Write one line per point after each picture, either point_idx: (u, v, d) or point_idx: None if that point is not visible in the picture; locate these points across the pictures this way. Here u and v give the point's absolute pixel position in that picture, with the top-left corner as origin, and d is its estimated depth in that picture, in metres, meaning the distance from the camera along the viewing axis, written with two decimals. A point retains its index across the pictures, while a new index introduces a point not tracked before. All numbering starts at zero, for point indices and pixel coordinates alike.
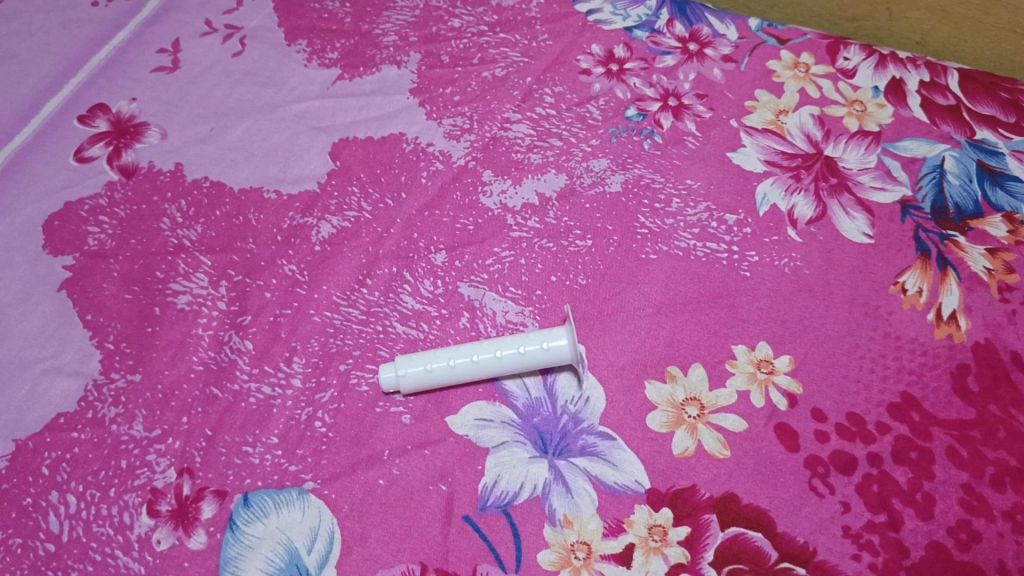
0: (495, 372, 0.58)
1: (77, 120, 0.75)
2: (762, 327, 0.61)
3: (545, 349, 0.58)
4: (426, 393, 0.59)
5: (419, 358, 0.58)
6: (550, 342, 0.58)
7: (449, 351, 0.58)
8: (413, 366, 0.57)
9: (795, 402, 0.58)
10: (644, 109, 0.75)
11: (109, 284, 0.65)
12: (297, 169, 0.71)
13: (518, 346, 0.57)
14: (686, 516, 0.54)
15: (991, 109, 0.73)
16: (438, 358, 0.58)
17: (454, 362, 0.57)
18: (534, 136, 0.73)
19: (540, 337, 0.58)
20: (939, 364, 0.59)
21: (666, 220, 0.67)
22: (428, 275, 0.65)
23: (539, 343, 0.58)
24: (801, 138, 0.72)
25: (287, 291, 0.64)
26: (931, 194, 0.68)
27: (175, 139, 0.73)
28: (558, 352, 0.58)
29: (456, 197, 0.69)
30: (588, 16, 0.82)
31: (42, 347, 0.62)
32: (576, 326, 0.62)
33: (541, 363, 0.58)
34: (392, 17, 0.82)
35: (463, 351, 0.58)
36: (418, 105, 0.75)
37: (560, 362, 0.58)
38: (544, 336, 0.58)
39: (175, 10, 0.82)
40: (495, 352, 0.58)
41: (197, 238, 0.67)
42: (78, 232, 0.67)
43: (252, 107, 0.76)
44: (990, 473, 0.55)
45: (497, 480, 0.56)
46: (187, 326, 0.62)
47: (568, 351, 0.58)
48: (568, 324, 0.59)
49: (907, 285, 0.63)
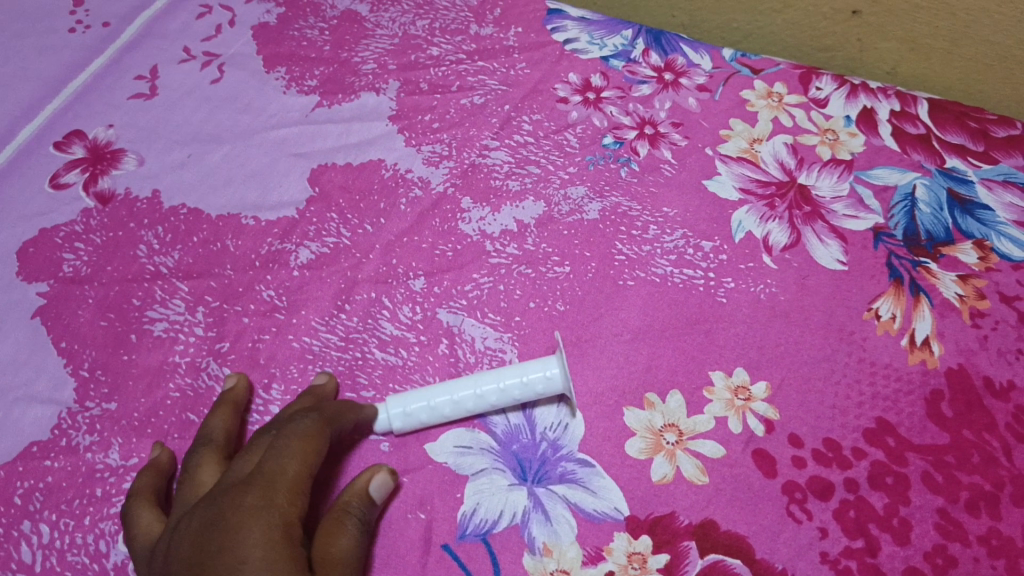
0: (477, 410, 0.58)
1: (53, 146, 0.74)
2: (740, 353, 0.62)
3: (524, 383, 0.57)
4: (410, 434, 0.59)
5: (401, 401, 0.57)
6: (529, 373, 0.57)
7: (428, 391, 0.58)
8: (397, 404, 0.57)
9: (771, 428, 0.58)
10: (621, 137, 0.76)
11: (84, 311, 0.64)
12: (275, 195, 0.71)
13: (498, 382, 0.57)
14: (666, 543, 0.54)
15: (961, 138, 0.75)
16: (420, 395, 0.58)
17: (434, 402, 0.57)
18: (512, 163, 0.73)
19: (518, 371, 0.57)
20: (913, 390, 0.60)
21: (643, 247, 0.68)
22: (407, 301, 0.65)
23: (520, 377, 0.57)
24: (775, 165, 0.73)
25: (265, 316, 0.64)
26: (903, 221, 0.69)
27: (152, 165, 0.73)
28: (539, 384, 0.57)
29: (435, 223, 0.69)
30: (566, 45, 0.83)
31: (14, 375, 0.61)
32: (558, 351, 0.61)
33: (523, 397, 0.57)
34: (371, 45, 0.82)
35: (442, 389, 0.58)
36: (396, 131, 0.76)
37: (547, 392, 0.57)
38: (525, 369, 0.58)
39: (152, 37, 0.82)
40: (475, 389, 0.57)
41: (174, 265, 0.66)
42: (53, 258, 0.67)
43: (230, 133, 0.76)
44: (965, 498, 0.55)
45: (476, 508, 0.55)
46: (163, 354, 0.62)
47: (550, 381, 0.57)
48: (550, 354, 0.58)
49: (880, 311, 0.64)
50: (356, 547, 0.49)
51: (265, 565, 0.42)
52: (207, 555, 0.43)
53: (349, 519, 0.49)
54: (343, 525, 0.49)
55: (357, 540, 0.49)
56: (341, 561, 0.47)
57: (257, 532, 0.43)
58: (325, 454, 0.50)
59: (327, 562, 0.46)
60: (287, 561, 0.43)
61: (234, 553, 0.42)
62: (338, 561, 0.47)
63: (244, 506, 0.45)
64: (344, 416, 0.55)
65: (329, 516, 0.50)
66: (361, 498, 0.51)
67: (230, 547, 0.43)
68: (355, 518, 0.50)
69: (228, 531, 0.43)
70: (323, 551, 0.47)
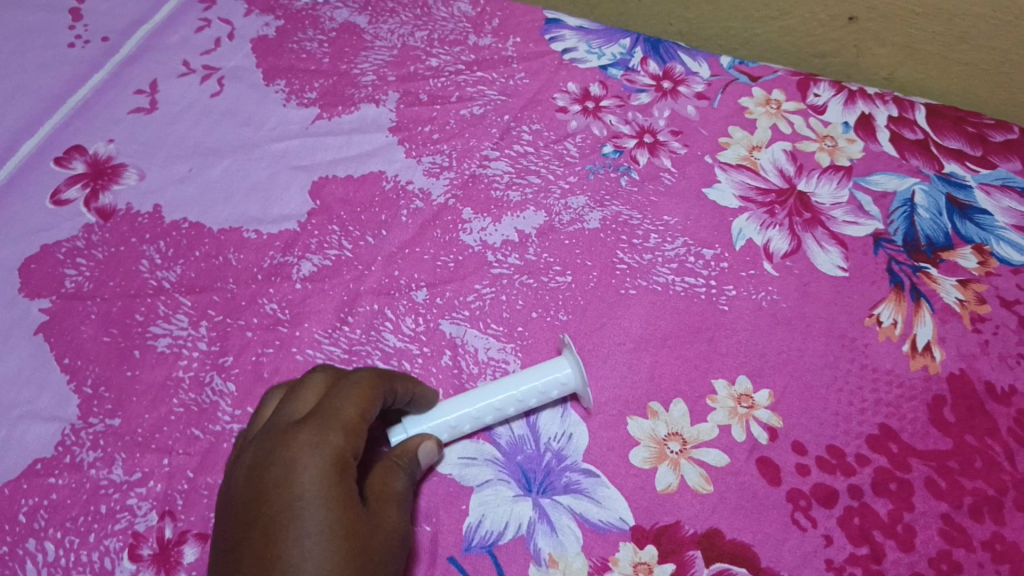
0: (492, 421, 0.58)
1: (53, 162, 0.74)
2: (742, 361, 0.62)
3: (542, 391, 0.58)
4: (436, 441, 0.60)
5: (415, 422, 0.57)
6: (544, 380, 0.58)
7: (439, 409, 0.57)
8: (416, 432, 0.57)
9: (775, 436, 0.58)
10: (621, 146, 0.76)
11: (86, 327, 0.64)
12: (277, 208, 0.71)
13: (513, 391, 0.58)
14: (671, 552, 0.54)
15: (959, 143, 0.75)
16: (430, 419, 0.57)
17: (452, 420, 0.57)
18: (512, 174, 0.74)
19: (530, 379, 0.58)
20: (915, 396, 0.60)
21: (644, 256, 0.68)
22: (409, 313, 0.65)
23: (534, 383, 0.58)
24: (774, 173, 0.74)
25: (268, 329, 0.64)
26: (903, 227, 0.69)
27: (153, 179, 0.73)
28: (555, 389, 0.58)
29: (436, 234, 0.69)
30: (564, 55, 0.84)
31: (18, 392, 0.61)
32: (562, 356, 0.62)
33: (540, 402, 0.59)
34: (370, 57, 0.83)
35: (455, 407, 0.57)
36: (397, 143, 0.76)
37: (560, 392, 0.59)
38: (536, 375, 0.58)
39: (152, 51, 0.83)
40: (493, 402, 0.57)
41: (176, 280, 0.67)
42: (55, 274, 0.67)
43: (231, 146, 0.76)
44: (968, 503, 0.55)
45: (481, 519, 0.56)
46: (167, 369, 0.62)
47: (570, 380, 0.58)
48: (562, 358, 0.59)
49: (882, 317, 0.64)
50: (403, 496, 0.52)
51: (321, 501, 0.46)
52: (270, 485, 0.47)
53: (400, 469, 0.53)
54: (393, 475, 0.53)
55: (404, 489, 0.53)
56: (391, 503, 0.51)
57: (313, 467, 0.47)
58: (380, 401, 0.53)
59: (377, 500, 0.50)
60: (343, 499, 0.47)
61: (295, 487, 0.46)
62: (386, 502, 0.51)
63: (305, 439, 0.49)
64: (407, 382, 0.56)
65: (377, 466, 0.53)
66: (411, 456, 0.54)
67: (289, 480, 0.47)
68: (401, 469, 0.53)
69: (289, 463, 0.47)
70: (375, 492, 0.51)
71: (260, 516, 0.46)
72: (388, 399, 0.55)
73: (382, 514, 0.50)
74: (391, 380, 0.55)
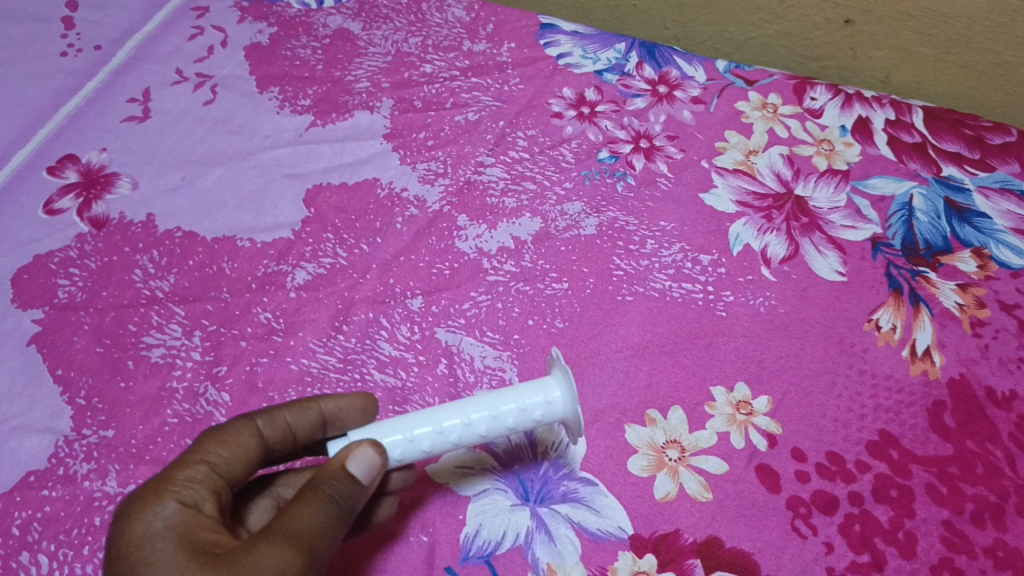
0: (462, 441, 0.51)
1: (46, 171, 0.74)
2: (740, 367, 0.62)
3: (522, 410, 0.51)
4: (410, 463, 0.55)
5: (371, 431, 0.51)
6: (528, 398, 0.51)
7: (403, 421, 0.51)
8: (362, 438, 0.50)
9: (774, 442, 0.58)
10: (617, 152, 0.75)
11: (79, 337, 0.63)
12: (271, 217, 0.71)
13: (490, 409, 0.51)
14: (670, 561, 0.53)
15: (956, 146, 0.75)
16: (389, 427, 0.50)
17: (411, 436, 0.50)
18: (507, 180, 0.73)
19: (516, 392, 0.51)
20: (915, 401, 0.60)
21: (641, 262, 0.67)
22: (405, 321, 0.64)
23: (516, 403, 0.51)
24: (771, 177, 0.73)
25: (263, 339, 0.63)
26: (901, 231, 0.69)
27: (146, 189, 0.73)
28: (539, 410, 0.51)
29: (432, 242, 0.69)
30: (559, 60, 0.83)
31: (10, 404, 0.60)
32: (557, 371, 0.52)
33: (518, 425, 0.51)
34: (364, 63, 0.82)
35: (419, 419, 0.51)
36: (391, 150, 0.75)
37: (546, 418, 0.51)
38: (523, 391, 0.51)
39: (145, 59, 0.82)
40: (463, 419, 0.50)
41: (170, 289, 0.66)
42: (48, 285, 0.66)
43: (224, 155, 0.76)
44: (970, 509, 0.55)
45: (478, 529, 0.55)
46: (161, 380, 0.61)
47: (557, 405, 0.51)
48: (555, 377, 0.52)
49: (881, 321, 0.64)
50: (320, 522, 0.44)
51: (162, 546, 0.43)
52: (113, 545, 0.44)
53: (315, 496, 0.45)
54: (308, 509, 0.44)
55: (323, 516, 0.44)
56: (294, 530, 0.43)
57: (157, 515, 0.44)
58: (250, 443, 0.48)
59: (271, 534, 0.43)
60: (194, 529, 0.44)
61: (140, 542, 0.43)
62: (287, 533, 0.43)
63: (148, 489, 0.45)
64: (291, 409, 0.50)
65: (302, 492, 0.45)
66: (337, 476, 0.46)
67: (130, 535, 0.43)
68: (327, 496, 0.45)
69: (128, 518, 0.44)
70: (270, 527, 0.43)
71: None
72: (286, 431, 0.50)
73: (269, 548, 0.42)
74: (258, 416, 0.49)
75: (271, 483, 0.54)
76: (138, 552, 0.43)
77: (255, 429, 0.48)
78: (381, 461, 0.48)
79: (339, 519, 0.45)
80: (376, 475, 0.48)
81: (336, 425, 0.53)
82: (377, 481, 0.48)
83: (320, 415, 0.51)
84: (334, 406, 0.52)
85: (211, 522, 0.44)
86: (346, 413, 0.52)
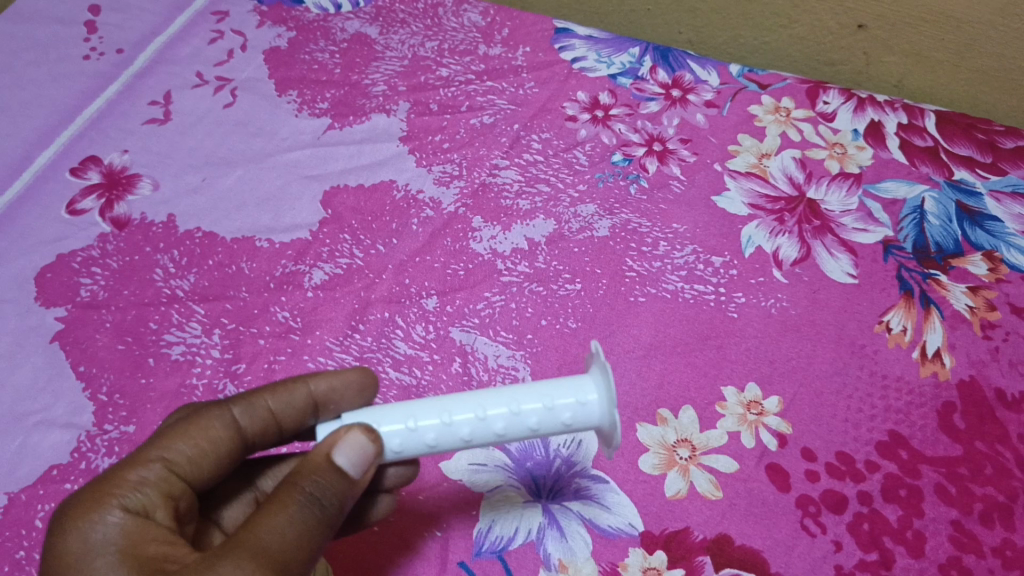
0: (473, 438, 0.47)
1: (69, 172, 0.75)
2: (751, 368, 0.62)
3: (548, 409, 0.46)
4: (411, 463, 0.54)
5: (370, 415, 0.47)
6: (561, 398, 0.47)
7: (410, 408, 0.47)
8: (357, 422, 0.46)
9: (784, 442, 0.58)
10: (630, 154, 0.76)
11: (101, 335, 0.65)
12: (289, 218, 0.72)
13: (512, 405, 0.46)
14: (681, 558, 0.54)
15: (968, 150, 0.75)
16: (393, 415, 0.47)
17: (415, 425, 0.46)
18: (522, 182, 0.74)
19: (547, 389, 0.47)
20: (925, 402, 0.60)
21: (653, 263, 0.68)
22: (420, 321, 0.65)
23: (541, 402, 0.46)
24: (784, 180, 0.74)
25: (281, 337, 0.65)
26: (913, 234, 0.69)
27: (167, 190, 0.74)
28: (569, 412, 0.47)
29: (447, 242, 0.70)
30: (574, 64, 0.84)
31: (34, 399, 0.62)
32: (597, 370, 0.48)
33: (541, 426, 0.47)
34: (381, 67, 0.84)
35: (428, 409, 0.47)
36: (407, 152, 0.76)
37: (576, 422, 0.47)
38: (554, 389, 0.47)
39: (166, 63, 0.84)
40: (478, 413, 0.46)
41: (190, 288, 0.67)
42: (71, 283, 0.68)
43: (243, 157, 0.77)
44: (979, 510, 0.55)
45: (491, 525, 0.56)
46: (181, 376, 0.63)
47: (595, 413, 0.47)
48: (597, 376, 0.47)
49: (891, 323, 0.64)
50: (295, 526, 0.41)
51: (103, 561, 0.41)
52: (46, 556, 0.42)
53: (292, 497, 0.41)
54: (280, 509, 0.41)
55: (295, 523, 0.41)
56: (261, 543, 0.40)
57: (97, 525, 0.42)
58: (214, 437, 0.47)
59: (233, 546, 0.40)
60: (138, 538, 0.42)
61: (78, 556, 0.41)
62: (254, 547, 0.40)
63: (87, 493, 0.43)
64: (274, 394, 0.50)
65: (281, 488, 0.42)
66: (321, 470, 0.43)
67: (66, 548, 0.41)
68: (303, 494, 0.42)
69: (62, 527, 0.42)
70: (233, 536, 0.40)
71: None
72: (259, 419, 0.49)
73: (229, 563, 0.39)
74: (233, 404, 0.48)
75: (254, 477, 0.55)
76: (77, 566, 0.41)
77: (227, 423, 0.47)
78: (375, 451, 0.45)
79: (320, 523, 0.42)
80: (369, 469, 0.45)
81: (330, 407, 0.52)
82: (369, 475, 0.45)
83: (306, 397, 0.50)
84: (326, 386, 0.51)
85: (161, 531, 0.43)
86: (340, 393, 0.52)
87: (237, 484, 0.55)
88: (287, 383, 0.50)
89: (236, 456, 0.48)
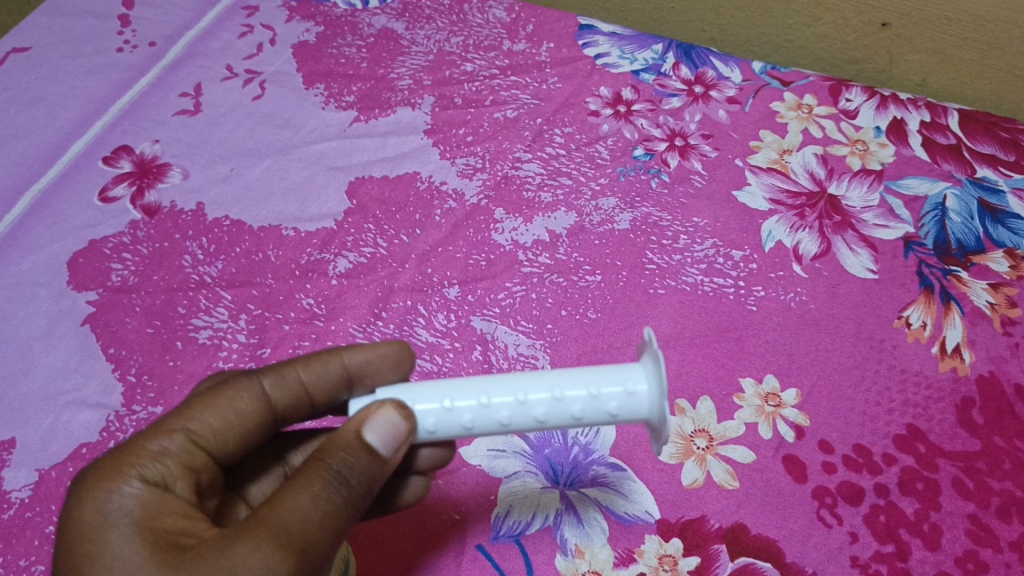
0: (512, 422, 0.46)
1: (102, 161, 0.77)
2: (769, 360, 0.63)
3: (593, 397, 0.46)
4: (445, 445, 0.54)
5: (406, 393, 0.47)
6: (606, 386, 0.46)
7: (448, 388, 0.47)
8: (393, 399, 0.46)
9: (802, 434, 0.59)
10: (652, 149, 0.77)
11: (131, 318, 0.66)
12: (314, 207, 0.73)
13: (554, 390, 0.46)
14: (696, 546, 0.54)
15: (991, 149, 0.75)
16: (430, 394, 0.47)
17: (451, 405, 0.46)
18: (544, 175, 0.75)
19: (593, 377, 0.47)
20: (944, 397, 0.60)
21: (674, 256, 0.69)
22: (441, 309, 0.66)
23: (585, 388, 0.46)
24: (805, 176, 0.74)
25: (305, 323, 0.66)
26: (933, 231, 0.70)
27: (196, 179, 0.76)
28: (615, 401, 0.46)
29: (469, 234, 0.71)
30: (597, 60, 0.85)
31: (65, 380, 0.63)
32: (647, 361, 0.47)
33: (583, 414, 0.46)
34: (407, 62, 0.85)
35: (467, 390, 0.47)
36: (431, 145, 0.78)
37: (622, 413, 0.46)
38: (600, 376, 0.47)
39: (197, 55, 0.86)
40: (518, 396, 0.46)
41: (218, 274, 0.69)
42: (102, 268, 0.69)
43: (271, 147, 0.78)
44: (996, 504, 0.55)
45: (509, 511, 0.57)
46: (208, 359, 0.64)
47: (644, 405, 0.46)
48: (647, 367, 0.47)
49: (911, 319, 0.64)
50: (319, 506, 0.42)
51: (116, 532, 0.41)
52: (65, 522, 0.43)
53: (318, 476, 0.42)
54: (306, 487, 0.42)
55: (319, 502, 0.42)
56: (283, 521, 0.41)
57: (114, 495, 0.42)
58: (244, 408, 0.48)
59: (255, 524, 0.41)
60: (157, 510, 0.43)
61: (92, 526, 0.42)
62: (277, 526, 0.41)
63: (108, 463, 0.44)
64: (307, 366, 0.51)
65: (309, 464, 0.43)
66: (350, 448, 0.43)
67: (83, 517, 0.42)
68: (331, 472, 0.43)
69: (82, 496, 0.43)
70: (257, 513, 0.41)
71: (59, 566, 0.42)
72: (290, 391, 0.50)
73: (249, 542, 0.40)
74: (264, 375, 0.49)
75: (284, 452, 0.56)
76: (90, 537, 0.41)
77: (256, 395, 0.48)
78: (408, 429, 0.45)
79: (345, 502, 0.42)
80: (402, 447, 0.45)
81: (365, 381, 0.53)
82: (402, 452, 0.45)
83: (339, 370, 0.51)
84: (361, 359, 0.52)
85: (179, 505, 0.43)
86: (375, 367, 0.52)
87: (266, 457, 0.56)
88: (321, 356, 0.51)
89: (264, 428, 0.49)
